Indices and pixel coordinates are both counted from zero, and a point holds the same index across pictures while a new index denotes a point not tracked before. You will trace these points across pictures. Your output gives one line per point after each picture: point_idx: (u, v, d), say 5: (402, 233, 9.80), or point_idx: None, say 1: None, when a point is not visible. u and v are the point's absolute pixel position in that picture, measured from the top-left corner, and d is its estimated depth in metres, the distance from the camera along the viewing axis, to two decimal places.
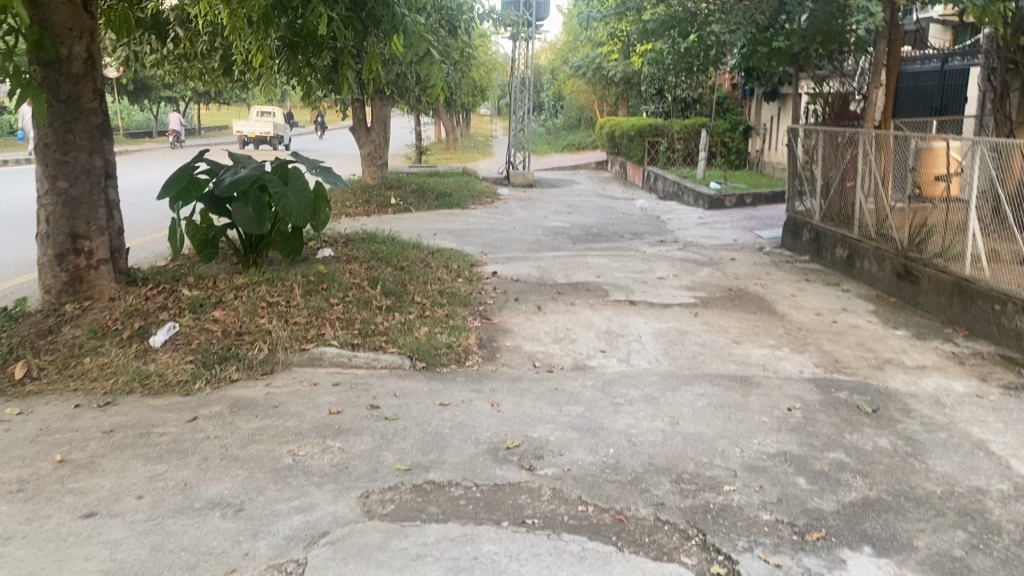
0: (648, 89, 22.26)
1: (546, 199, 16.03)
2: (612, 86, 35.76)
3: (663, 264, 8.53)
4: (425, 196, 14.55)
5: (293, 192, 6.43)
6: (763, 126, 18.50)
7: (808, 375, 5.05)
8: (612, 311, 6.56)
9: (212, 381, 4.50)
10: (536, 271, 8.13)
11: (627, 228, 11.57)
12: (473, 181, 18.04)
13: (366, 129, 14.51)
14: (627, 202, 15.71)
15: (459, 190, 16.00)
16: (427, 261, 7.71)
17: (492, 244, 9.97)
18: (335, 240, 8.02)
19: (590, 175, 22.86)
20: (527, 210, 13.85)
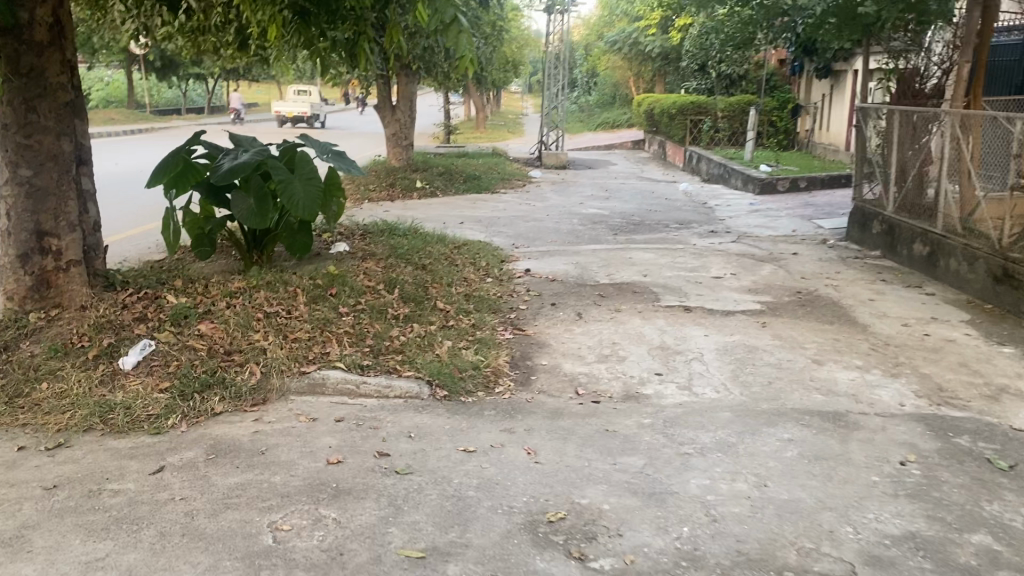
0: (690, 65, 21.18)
1: (582, 182, 15.14)
2: (649, 62, 34.59)
3: (716, 261, 7.64)
4: (453, 180, 13.75)
5: (300, 181, 5.61)
6: (814, 105, 17.40)
7: (911, 410, 4.16)
8: (665, 320, 5.71)
9: (189, 416, 3.70)
10: (575, 269, 7.28)
11: (671, 216, 10.66)
12: (504, 162, 17.19)
13: (391, 107, 13.68)
14: (668, 185, 14.78)
15: (489, 173, 15.16)
16: (453, 258, 6.88)
17: (526, 234, 9.14)
18: (351, 233, 7.22)
19: (627, 155, 21.88)
20: (562, 195, 12.98)
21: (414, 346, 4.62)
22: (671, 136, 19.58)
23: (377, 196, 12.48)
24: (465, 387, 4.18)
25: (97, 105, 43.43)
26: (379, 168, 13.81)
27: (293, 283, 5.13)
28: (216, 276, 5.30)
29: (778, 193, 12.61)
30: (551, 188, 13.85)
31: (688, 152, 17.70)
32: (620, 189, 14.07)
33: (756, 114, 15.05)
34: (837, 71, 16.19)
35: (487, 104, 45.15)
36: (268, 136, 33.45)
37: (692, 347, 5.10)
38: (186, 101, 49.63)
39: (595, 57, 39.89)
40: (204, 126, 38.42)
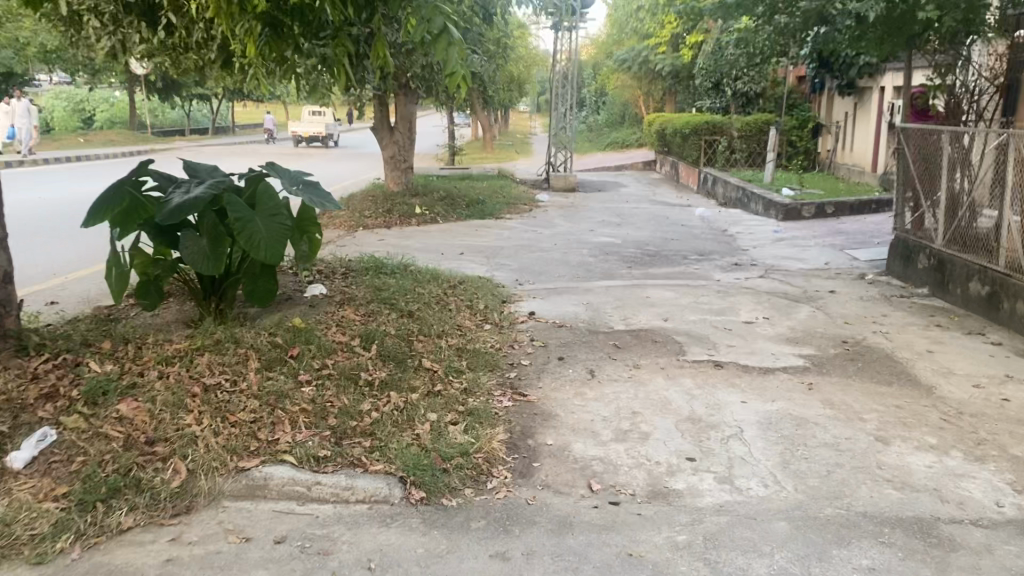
0: (704, 84, 20.38)
1: (592, 206, 14.31)
2: (659, 81, 33.91)
3: (745, 301, 6.78)
4: (454, 205, 12.90)
5: (262, 219, 4.79)
6: (836, 125, 16.57)
7: (1015, 515, 3.27)
8: (693, 379, 4.86)
9: (85, 534, 2.84)
10: (586, 311, 6.43)
11: (690, 245, 9.80)
12: (510, 185, 16.37)
13: (389, 128, 12.86)
14: (683, 210, 13.93)
15: (494, 197, 14.32)
16: (446, 299, 6.04)
17: (532, 268, 8.29)
18: (332, 272, 6.39)
19: (637, 177, 21.08)
20: (571, 221, 12.15)
21: (389, 424, 3.76)
22: (685, 157, 18.74)
23: (373, 223, 11.66)
24: (448, 484, 3.31)
25: (100, 126, 42.89)
26: (376, 193, 12.99)
27: (249, 342, 4.29)
28: (160, 334, 4.48)
29: (803, 220, 11.75)
30: (560, 213, 13.03)
31: (703, 174, 16.85)
32: (633, 214, 13.24)
33: (777, 135, 14.22)
34: (862, 89, 15.37)
35: (495, 124, 44.46)
36: (270, 157, 32.82)
37: (729, 419, 4.24)
38: (190, 122, 49.09)
39: (604, 76, 39.18)
40: (207, 147, 37.81)
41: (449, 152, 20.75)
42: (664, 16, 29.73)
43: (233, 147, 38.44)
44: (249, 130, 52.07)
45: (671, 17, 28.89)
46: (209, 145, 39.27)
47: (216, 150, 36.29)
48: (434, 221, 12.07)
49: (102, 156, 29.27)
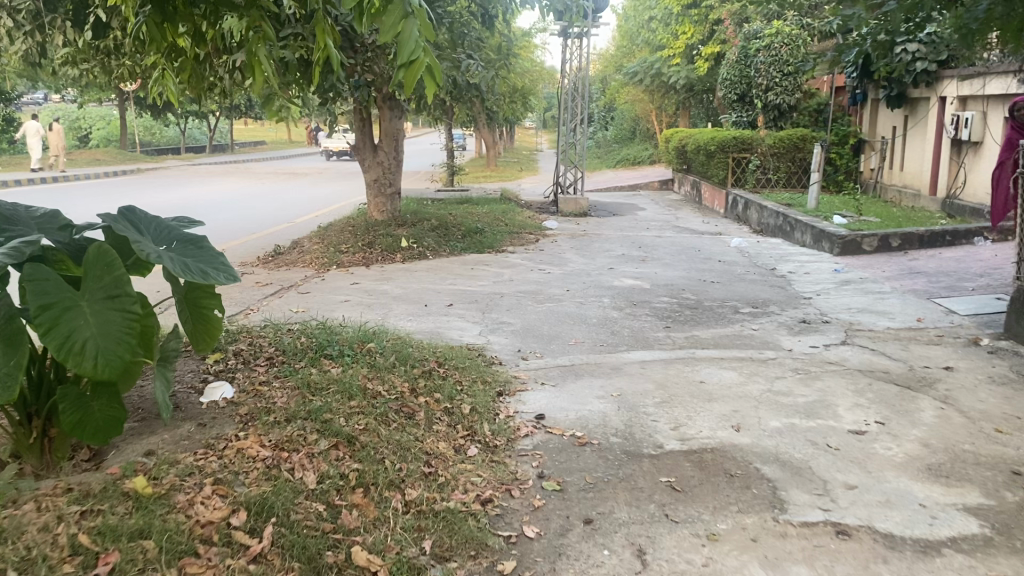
0: (727, 95, 18.45)
1: (609, 235, 12.36)
2: (672, 94, 32.13)
3: (839, 392, 4.82)
4: (447, 236, 10.97)
5: (92, 303, 2.91)
6: (882, 140, 14.64)
7: None
8: (811, 568, 2.90)
9: None
10: (618, 409, 4.47)
11: (737, 292, 7.84)
12: (514, 210, 14.44)
13: (372, 147, 10.96)
14: (715, 240, 11.98)
15: (495, 224, 12.38)
16: (413, 400, 4.07)
17: (540, 327, 6.33)
18: (247, 362, 4.42)
19: (654, 198, 19.17)
20: (586, 255, 10.20)
21: None
22: (709, 176, 16.79)
23: (349, 260, 9.72)
24: None
25: (92, 144, 41.26)
26: (355, 224, 11.05)
27: (23, 552, 2.38)
28: None
29: (863, 254, 9.80)
30: (571, 245, 11.10)
31: (733, 198, 14.91)
32: (658, 245, 11.30)
33: (822, 152, 12.31)
34: (914, 100, 13.45)
35: (499, 141, 42.63)
36: (261, 176, 30.98)
37: None
38: (186, 139, 47.42)
39: (613, 90, 37.39)
40: (200, 166, 36.08)
41: (448, 172, 18.85)
42: (679, 25, 27.92)
43: (225, 166, 36.63)
44: (248, 147, 50.34)
45: (685, 26, 27.09)
46: (202, 164, 37.53)
47: (209, 169, 34.54)
48: (423, 255, 10.13)
49: (84, 176, 27.46)
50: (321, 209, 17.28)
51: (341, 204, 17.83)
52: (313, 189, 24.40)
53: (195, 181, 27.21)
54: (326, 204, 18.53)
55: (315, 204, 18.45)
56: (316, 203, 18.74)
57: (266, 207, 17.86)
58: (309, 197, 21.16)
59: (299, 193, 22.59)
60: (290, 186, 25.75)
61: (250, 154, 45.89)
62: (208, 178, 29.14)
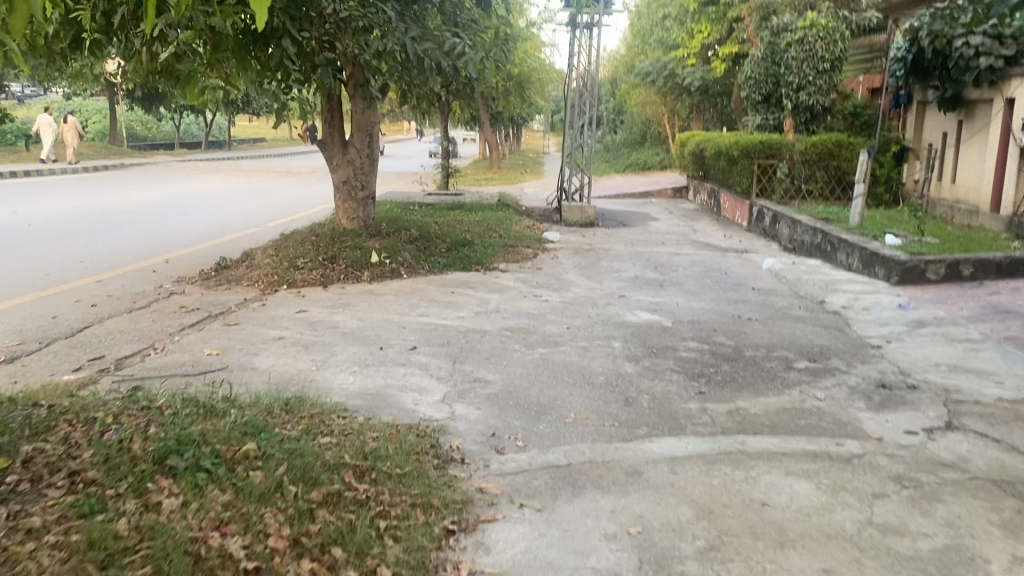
0: (750, 96, 16.72)
1: (619, 251, 10.63)
2: (685, 97, 30.44)
3: (980, 528, 3.09)
4: (427, 250, 9.25)
5: None
6: (929, 148, 12.90)
7: None
8: None
9: None
10: (640, 564, 2.75)
11: (784, 336, 6.11)
12: (512, 218, 12.71)
13: (342, 142, 9.26)
14: (743, 260, 10.24)
15: (485, 235, 10.66)
16: (286, 569, 2.42)
17: (526, 389, 4.60)
18: (39, 481, 2.69)
19: (668, 207, 17.44)
20: (591, 278, 8.47)
21: None
22: (730, 185, 15.06)
23: (302, 277, 8.00)
24: None
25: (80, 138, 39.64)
26: (319, 234, 9.34)
27: None
28: None
29: (927, 284, 8.08)
30: (574, 264, 9.38)
31: (760, 209, 13.19)
32: (676, 265, 9.58)
33: (868, 159, 10.60)
34: (972, 103, 11.71)
35: (503, 144, 40.92)
36: (251, 174, 29.33)
37: None
38: (181, 134, 45.86)
39: (623, 92, 35.69)
40: (191, 162, 34.50)
41: (442, 175, 17.13)
42: (694, 23, 26.25)
43: (217, 163, 35.06)
44: (245, 144, 48.75)
45: (701, 24, 25.40)
46: (194, 160, 35.92)
47: (200, 166, 32.90)
48: (394, 273, 8.39)
49: (62, 170, 25.82)
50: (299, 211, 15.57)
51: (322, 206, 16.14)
52: (301, 188, 22.76)
53: (179, 178, 25.58)
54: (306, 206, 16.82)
55: (295, 207, 16.73)
56: (296, 206, 17.02)
57: (240, 211, 16.17)
58: (293, 197, 19.48)
59: (284, 193, 20.91)
60: (278, 185, 24.04)
61: (246, 151, 44.28)
62: (195, 175, 27.49)
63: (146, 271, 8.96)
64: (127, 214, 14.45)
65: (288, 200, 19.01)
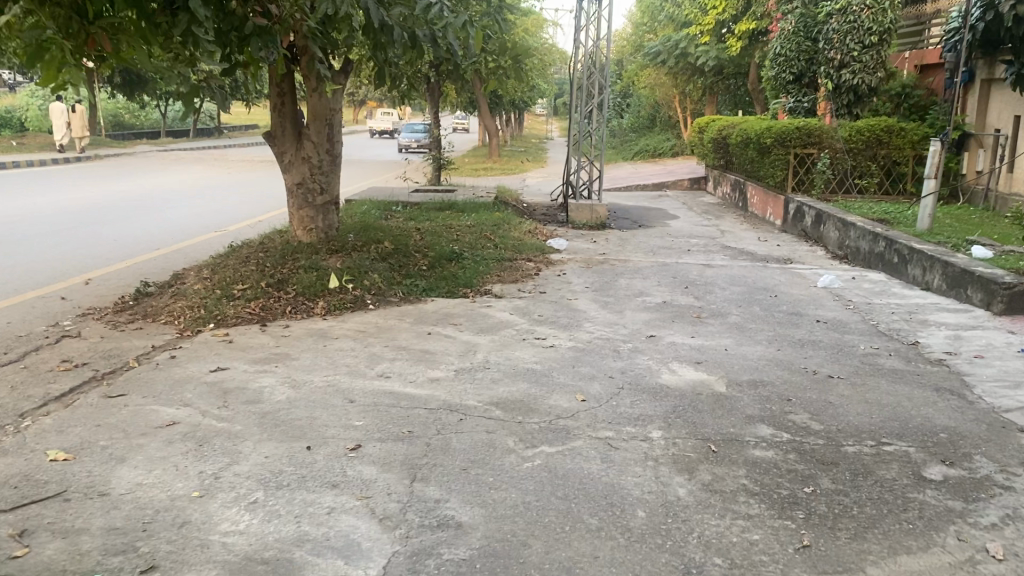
0: (780, 76, 14.82)
1: (638, 263, 8.84)
2: (698, 78, 28.48)
3: None
4: (402, 268, 7.46)
5: None
6: (997, 135, 11.00)
7: None
8: None
9: None
10: None
11: (886, 410, 4.33)
12: (509, 220, 10.93)
13: (295, 135, 7.49)
14: (789, 274, 8.44)
15: (477, 244, 8.86)
16: None
17: (520, 547, 2.84)
18: None
19: (686, 202, 15.62)
20: (607, 307, 6.69)
21: None
22: (760, 178, 13.24)
23: (236, 312, 6.23)
24: None
25: None
26: (269, 251, 7.58)
27: None
28: None
29: None
30: (585, 285, 7.60)
31: (798, 206, 11.40)
32: (710, 283, 7.78)
33: (940, 151, 8.75)
34: None
35: (504, 129, 39.05)
36: (235, 165, 27.53)
37: None
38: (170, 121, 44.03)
39: (629, 74, 33.74)
40: (175, 152, 32.70)
41: (434, 167, 15.31)
42: None
43: (201, 153, 33.25)
44: (236, 131, 46.89)
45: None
46: (180, 149, 34.10)
47: (184, 156, 31.09)
48: (358, 302, 6.62)
49: (31, 162, 24.05)
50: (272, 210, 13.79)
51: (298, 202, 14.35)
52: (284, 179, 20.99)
53: (155, 170, 23.79)
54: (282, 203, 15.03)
55: (268, 204, 14.94)
56: (271, 203, 15.25)
57: (207, 210, 14.40)
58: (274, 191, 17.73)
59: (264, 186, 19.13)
60: (259, 176, 22.22)
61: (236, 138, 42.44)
62: (174, 167, 25.68)
63: (53, 298, 7.19)
64: (74, 218, 12.69)
65: (266, 194, 17.23)
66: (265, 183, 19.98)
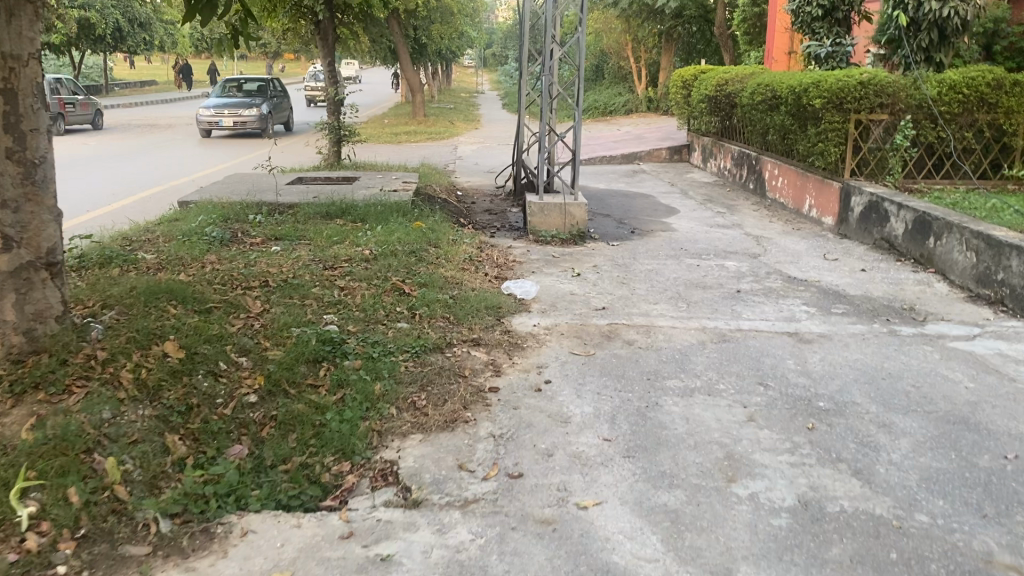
0: (801, 8, 10.87)
1: (673, 337, 4.86)
2: (653, 22, 24.54)
3: None
4: (189, 419, 3.34)
5: None
6: None
7: None
8: None
9: None
10: None
11: None
12: (438, 237, 6.81)
13: None
14: (958, 359, 4.56)
15: (375, 310, 4.71)
16: None
17: None
18: None
19: (674, 184, 11.69)
20: (684, 544, 2.69)
21: None
22: (795, 152, 9.36)
23: None
24: None
25: None
26: None
27: None
28: None
29: None
30: (601, 427, 3.57)
31: (875, 200, 7.58)
32: (846, 408, 3.86)
33: None
34: None
35: (428, 81, 34.26)
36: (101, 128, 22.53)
37: None
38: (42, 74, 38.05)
39: None
40: None
41: (331, 139, 11.02)
42: None
43: None
44: (129, 78, 41.22)
45: None
46: None
47: None
48: (34, 567, 2.49)
49: None
50: (86, 194, 9.41)
51: (130, 185, 10.00)
52: (149, 142, 16.55)
53: None
54: (114, 181, 10.68)
55: (93, 182, 10.55)
56: (99, 179, 10.85)
57: None
58: (122, 159, 13.30)
59: (114, 150, 14.62)
60: (121, 138, 17.57)
61: (126, 89, 37.03)
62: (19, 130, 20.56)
63: None
64: None
65: (106, 163, 12.79)
66: (119, 145, 15.42)
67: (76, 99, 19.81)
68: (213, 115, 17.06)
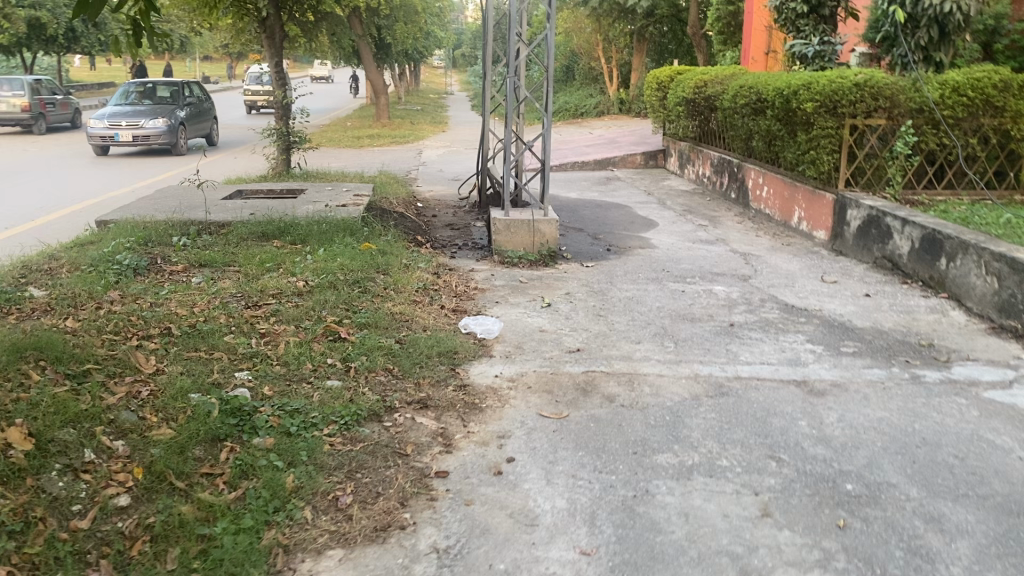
0: (784, 4, 10.17)
1: (660, 389, 4.08)
2: (625, 20, 23.84)
3: None
4: (28, 540, 2.49)
5: None
6: None
7: None
8: None
9: None
10: None
11: None
12: (388, 261, 5.98)
13: None
14: (1000, 416, 3.82)
15: (300, 365, 3.88)
16: None
17: None
18: None
19: (651, 193, 10.95)
20: None
21: None
22: (782, 160, 8.63)
23: None
24: None
25: None
26: None
27: None
28: None
29: None
30: (577, 532, 2.78)
31: (874, 215, 6.87)
32: (880, 493, 3.10)
33: None
34: None
35: (395, 82, 33.28)
36: None
37: None
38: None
39: None
40: None
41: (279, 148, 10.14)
42: None
43: None
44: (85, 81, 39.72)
45: None
46: None
47: None
48: None
49: None
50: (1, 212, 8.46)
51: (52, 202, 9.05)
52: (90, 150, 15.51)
53: None
54: (37, 197, 9.74)
55: (13, 197, 9.60)
56: (21, 195, 9.88)
57: None
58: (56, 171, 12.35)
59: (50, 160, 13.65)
60: (63, 146, 16.52)
61: (81, 91, 35.66)
62: None
63: None
64: None
65: (35, 175, 11.79)
66: (57, 155, 14.43)
67: (56, 98, 19.27)
68: (107, 127, 14.08)
